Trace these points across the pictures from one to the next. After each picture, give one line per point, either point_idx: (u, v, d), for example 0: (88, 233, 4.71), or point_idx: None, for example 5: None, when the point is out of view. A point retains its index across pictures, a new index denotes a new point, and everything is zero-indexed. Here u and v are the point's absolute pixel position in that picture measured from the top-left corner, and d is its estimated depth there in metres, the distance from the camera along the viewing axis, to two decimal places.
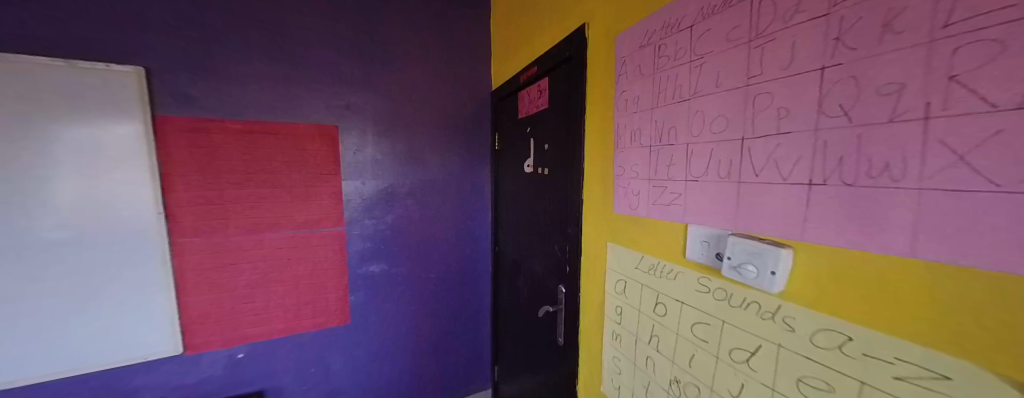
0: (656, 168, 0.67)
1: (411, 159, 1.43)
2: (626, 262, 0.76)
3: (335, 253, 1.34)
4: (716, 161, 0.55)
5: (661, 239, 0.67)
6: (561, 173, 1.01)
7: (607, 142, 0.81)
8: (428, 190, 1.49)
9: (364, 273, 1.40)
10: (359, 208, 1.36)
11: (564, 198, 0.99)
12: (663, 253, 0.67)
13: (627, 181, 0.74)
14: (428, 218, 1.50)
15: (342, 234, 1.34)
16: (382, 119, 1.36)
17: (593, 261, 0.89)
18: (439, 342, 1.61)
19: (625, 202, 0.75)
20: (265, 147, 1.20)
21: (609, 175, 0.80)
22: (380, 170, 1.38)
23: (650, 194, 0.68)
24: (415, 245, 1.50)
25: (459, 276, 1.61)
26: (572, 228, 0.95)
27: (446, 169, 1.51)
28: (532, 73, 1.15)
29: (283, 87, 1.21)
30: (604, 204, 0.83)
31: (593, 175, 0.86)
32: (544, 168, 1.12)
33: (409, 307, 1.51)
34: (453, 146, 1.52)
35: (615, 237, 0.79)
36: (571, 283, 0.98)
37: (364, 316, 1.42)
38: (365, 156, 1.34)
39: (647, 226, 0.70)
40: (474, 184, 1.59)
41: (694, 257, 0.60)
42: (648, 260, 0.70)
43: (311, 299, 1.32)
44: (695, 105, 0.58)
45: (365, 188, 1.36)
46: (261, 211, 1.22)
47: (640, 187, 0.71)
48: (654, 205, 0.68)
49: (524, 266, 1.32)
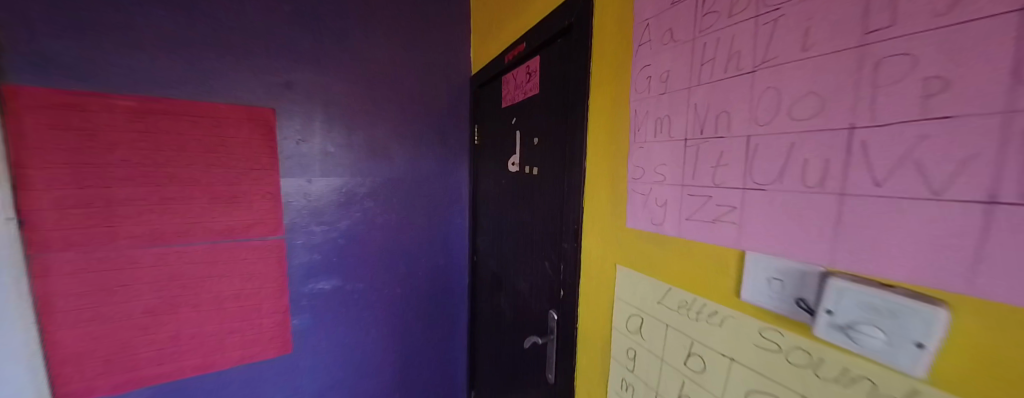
0: (695, 170, 0.48)
1: (373, 154, 1.19)
2: (644, 293, 0.58)
3: (272, 268, 1.07)
4: (800, 162, 0.37)
5: (698, 269, 0.48)
6: (555, 174, 0.81)
7: (618, 135, 0.61)
8: (393, 190, 1.24)
9: (310, 292, 1.15)
10: (304, 212, 1.10)
11: (559, 204, 0.79)
12: (701, 288, 0.48)
13: (649, 187, 0.55)
14: (393, 224, 1.26)
15: (281, 243, 1.08)
16: (334, 104, 1.11)
17: (597, 287, 0.69)
18: (407, 368, 1.37)
19: (645, 214, 0.56)
20: (172, 133, 0.92)
21: (622, 177, 0.61)
22: (331, 165, 1.12)
23: (684, 206, 0.49)
24: (377, 257, 1.25)
25: (430, 290, 1.38)
26: (568, 243, 0.75)
27: (416, 166, 1.28)
28: (519, 52, 0.95)
29: (199, 57, 0.94)
30: (614, 216, 0.63)
31: (600, 178, 0.67)
32: (533, 167, 0.92)
33: (369, 330, 1.27)
34: (424, 139, 1.28)
35: (628, 259, 0.61)
36: (566, 310, 0.78)
37: (311, 343, 1.18)
38: (311, 148, 1.08)
39: (676, 250, 0.51)
40: (450, 183, 1.37)
41: (756, 300, 0.41)
42: (677, 295, 0.52)
43: (238, 326, 1.06)
44: (766, 80, 0.39)
45: (311, 188, 1.10)
46: (166, 216, 0.94)
47: (669, 195, 0.52)
48: (689, 221, 0.49)
49: (506, 282, 1.12)
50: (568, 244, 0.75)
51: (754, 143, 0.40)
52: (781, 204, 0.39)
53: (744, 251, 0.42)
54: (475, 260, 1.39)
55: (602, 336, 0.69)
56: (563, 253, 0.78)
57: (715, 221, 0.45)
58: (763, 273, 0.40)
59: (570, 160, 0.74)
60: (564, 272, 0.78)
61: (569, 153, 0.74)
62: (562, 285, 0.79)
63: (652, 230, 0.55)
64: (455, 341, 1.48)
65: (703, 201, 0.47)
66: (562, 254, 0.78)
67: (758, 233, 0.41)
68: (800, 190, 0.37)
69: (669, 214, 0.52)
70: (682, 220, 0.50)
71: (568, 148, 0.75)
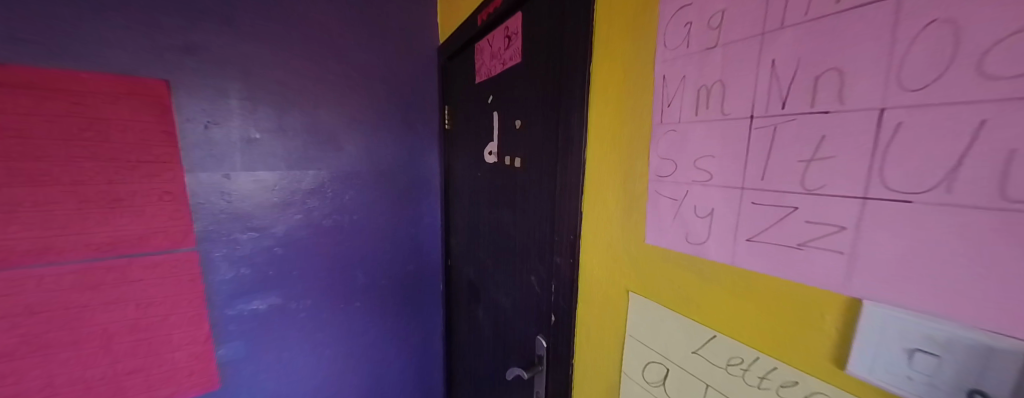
0: (769, 166, 0.30)
1: (316, 141, 0.95)
2: (670, 336, 0.41)
3: (180, 289, 0.85)
4: (996, 157, 0.20)
5: (766, 316, 0.32)
6: (545, 167, 0.62)
7: (636, 114, 0.43)
8: (344, 186, 1.01)
9: (238, 314, 0.93)
10: (223, 216, 0.86)
11: (550, 206, 0.61)
12: (769, 343, 0.32)
13: (685, 189, 0.37)
14: (346, 228, 1.04)
15: (193, 257, 0.85)
16: (254, 76, 0.85)
17: (602, 317, 0.52)
18: (372, 390, 1.19)
19: (677, 227, 0.38)
20: (7, 113, 0.66)
21: (641, 173, 0.43)
22: (256, 155, 0.87)
23: (747, 220, 0.32)
24: (327, 267, 1.03)
25: (397, 301, 1.18)
26: (561, 257, 0.58)
27: (373, 157, 1.05)
28: (495, 8, 0.73)
29: (40, 6, 0.67)
30: (628, 227, 0.46)
31: (609, 172, 0.48)
32: (514, 156, 0.73)
33: (321, 351, 1.07)
34: (383, 122, 1.04)
35: (649, 288, 0.43)
36: (558, 339, 0.62)
37: (246, 373, 0.97)
38: (229, 134, 0.84)
39: (727, 283, 0.35)
40: (418, 175, 1.15)
41: (881, 381, 0.25)
42: (726, 347, 0.35)
43: (140, 365, 0.85)
44: (931, 7, 0.21)
45: (232, 185, 0.86)
46: (8, 229, 0.69)
47: (720, 202, 0.34)
48: (753, 243, 0.32)
49: (485, 293, 0.95)
50: (562, 259, 0.58)
51: (893, 121, 0.23)
52: (946, 229, 0.22)
53: (859, 299, 0.26)
54: (450, 263, 1.20)
55: (608, 381, 0.52)
56: (554, 269, 0.60)
57: (801, 247, 0.28)
58: (899, 341, 0.24)
59: (564, 149, 0.56)
60: (556, 292, 0.60)
61: (563, 140, 0.56)
62: (553, 308, 0.62)
63: (689, 251, 0.38)
64: (430, 353, 1.30)
65: (780, 214, 0.30)
66: (554, 270, 0.60)
67: (892, 274, 0.24)
68: (990, 207, 0.20)
69: (719, 230, 0.34)
70: (741, 239, 0.33)
71: (562, 134, 0.56)
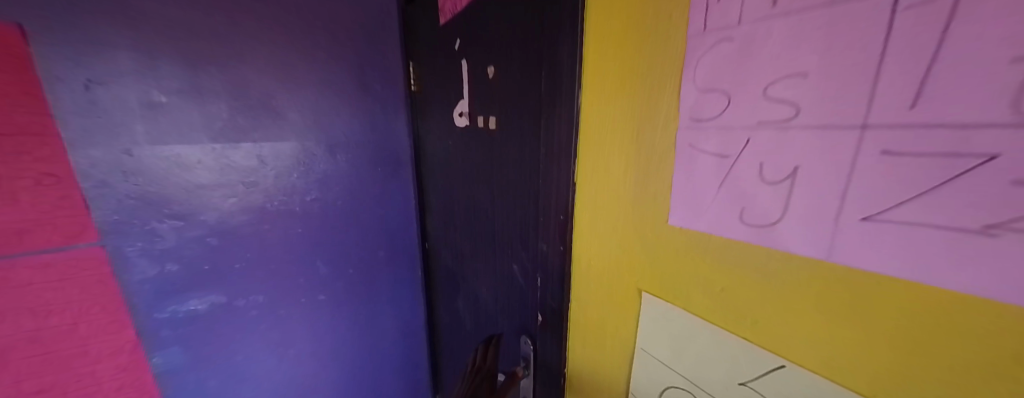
0: (932, 78, 0.15)
1: (244, 105, 0.75)
2: (704, 358, 0.28)
3: (86, 292, 0.69)
4: None
5: (885, 347, 0.19)
6: (525, 125, 0.46)
7: (654, 31, 0.28)
8: (290, 163, 0.82)
9: (170, 317, 0.78)
10: (129, 203, 0.69)
11: (532, 177, 0.46)
12: (884, 386, 0.20)
13: (742, 137, 0.23)
14: (297, 213, 0.86)
15: (98, 255, 0.68)
16: (147, 19, 0.65)
17: (602, 322, 0.39)
18: (349, 389, 1.07)
19: (723, 201, 0.24)
20: None
21: (663, 119, 0.28)
22: (164, 125, 0.69)
23: (865, 185, 0.18)
24: (278, 259, 0.87)
25: (370, 291, 1.03)
26: (549, 244, 0.44)
27: (323, 126, 0.84)
28: None
29: None
30: (641, 203, 0.31)
31: (615, 124, 0.33)
32: (487, 115, 0.57)
33: (283, 351, 0.94)
34: (333, 81, 0.83)
35: (672, 291, 0.30)
36: (546, 344, 0.49)
37: (191, 381, 0.84)
38: (123, 98, 0.65)
39: (812, 292, 0.21)
40: (383, 148, 0.94)
41: None
42: (800, 384, 0.23)
43: (54, 380, 0.71)
44: None
45: (136, 163, 0.68)
46: None
47: (809, 155, 0.20)
48: (876, 225, 0.18)
49: (464, 282, 0.82)
50: (549, 245, 0.44)
51: None
52: None
53: None
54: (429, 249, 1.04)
55: None
56: (540, 258, 0.46)
57: (993, 231, 0.15)
58: None
59: (550, 96, 0.40)
60: (545, 288, 0.46)
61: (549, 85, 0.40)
62: (539, 306, 0.48)
63: (745, 239, 0.24)
64: (413, 347, 1.16)
65: (946, 173, 0.15)
66: (540, 260, 0.46)
67: None
68: None
69: (805, 203, 0.20)
70: (848, 220, 0.19)
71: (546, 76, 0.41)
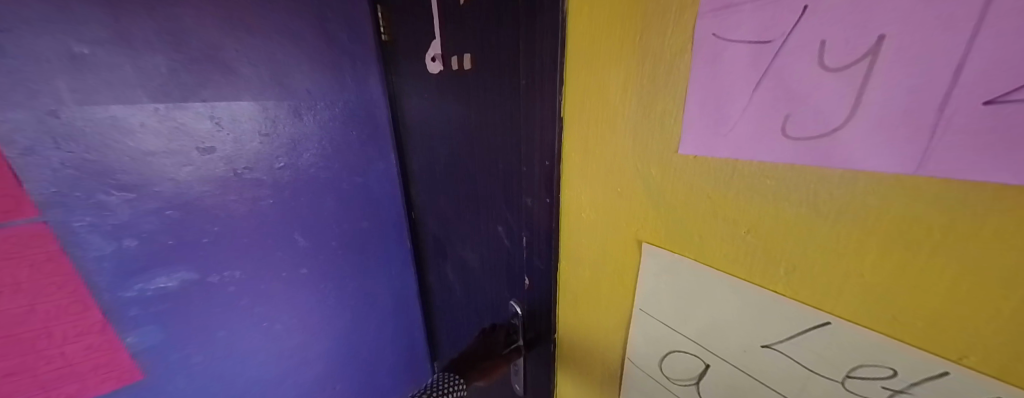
0: None
1: (186, 57, 0.63)
2: (718, 316, 0.23)
3: (35, 272, 0.60)
4: None
5: (991, 293, 0.13)
6: (502, 57, 0.38)
7: None
8: (250, 125, 0.72)
9: (141, 294, 0.70)
10: (69, 169, 0.59)
11: (513, 120, 0.38)
12: (979, 347, 0.14)
13: (795, 8, 0.16)
14: (266, 183, 0.77)
15: (41, 232, 0.59)
16: None
17: (597, 284, 0.34)
18: (343, 362, 1.03)
19: (758, 110, 0.18)
20: None
21: (677, 3, 0.20)
22: (93, 83, 0.58)
23: (1001, 45, 0.11)
24: (251, 233, 0.79)
25: (357, 265, 0.96)
26: (533, 198, 0.38)
27: (284, 81, 0.73)
28: None
29: None
30: (642, 131, 0.25)
31: (610, 30, 0.25)
32: (461, 54, 0.48)
33: (269, 327, 0.88)
34: (290, 30, 0.71)
35: (682, 239, 0.24)
36: (537, 310, 0.43)
37: (174, 362, 0.78)
38: (37, 50, 0.53)
39: (879, 223, 0.15)
40: (358, 107, 0.83)
41: None
42: (848, 346, 0.18)
43: (16, 365, 0.63)
44: None
45: (64, 126, 0.57)
46: None
47: (908, 13, 0.13)
48: (1011, 109, 0.11)
49: (451, 249, 0.77)
50: (531, 197, 0.38)
51: None
52: None
53: None
54: (415, 219, 0.97)
55: (607, 368, 0.36)
56: (526, 215, 0.40)
57: None
58: None
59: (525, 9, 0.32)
60: (530, 247, 0.41)
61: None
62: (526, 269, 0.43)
63: (785, 160, 0.18)
64: (407, 320, 1.12)
65: None
66: (524, 216, 0.40)
67: None
68: None
69: (891, 90, 0.14)
70: (962, 110, 0.12)
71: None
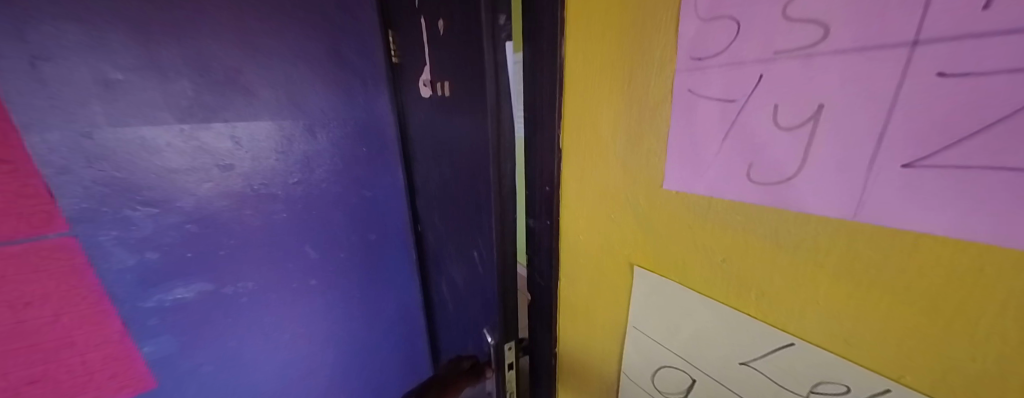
0: None
1: (209, 81, 0.67)
2: (702, 334, 0.25)
3: (62, 284, 0.64)
4: None
5: (920, 321, 0.16)
6: (475, 91, 0.42)
7: None
8: (266, 144, 0.76)
9: (158, 305, 0.73)
10: (99, 187, 0.63)
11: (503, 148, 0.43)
12: (912, 367, 0.16)
13: (754, 74, 0.19)
14: (280, 197, 0.80)
15: (69, 244, 0.63)
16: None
17: (592, 301, 0.36)
18: (348, 371, 1.05)
19: (728, 156, 0.21)
20: None
21: (658, 63, 0.23)
22: (125, 105, 0.62)
23: (914, 122, 0.14)
24: (264, 245, 0.82)
25: (364, 277, 0.98)
26: (536, 220, 0.40)
27: (298, 101, 0.77)
28: None
29: None
30: (633, 166, 0.27)
31: (600, 75, 0.28)
32: (442, 82, 0.54)
33: (277, 337, 0.90)
34: (306, 54, 0.75)
35: (668, 263, 0.26)
36: (538, 323, 0.45)
37: (187, 370, 0.80)
38: (77, 77, 0.58)
39: (832, 258, 0.18)
40: (367, 126, 0.86)
41: None
42: (811, 364, 0.20)
43: (41, 372, 0.67)
44: None
45: (98, 147, 0.61)
46: None
47: (842, 87, 0.16)
48: (923, 172, 0.14)
49: (444, 261, 0.80)
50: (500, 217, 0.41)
51: None
52: None
53: None
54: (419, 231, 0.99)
55: (603, 381, 0.38)
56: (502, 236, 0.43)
57: None
58: None
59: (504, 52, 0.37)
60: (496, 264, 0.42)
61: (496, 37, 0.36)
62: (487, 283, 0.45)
63: (751, 199, 0.20)
64: (411, 331, 1.13)
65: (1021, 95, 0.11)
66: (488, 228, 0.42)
67: None
68: None
69: (831, 151, 0.16)
70: (888, 169, 0.15)
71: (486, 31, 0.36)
